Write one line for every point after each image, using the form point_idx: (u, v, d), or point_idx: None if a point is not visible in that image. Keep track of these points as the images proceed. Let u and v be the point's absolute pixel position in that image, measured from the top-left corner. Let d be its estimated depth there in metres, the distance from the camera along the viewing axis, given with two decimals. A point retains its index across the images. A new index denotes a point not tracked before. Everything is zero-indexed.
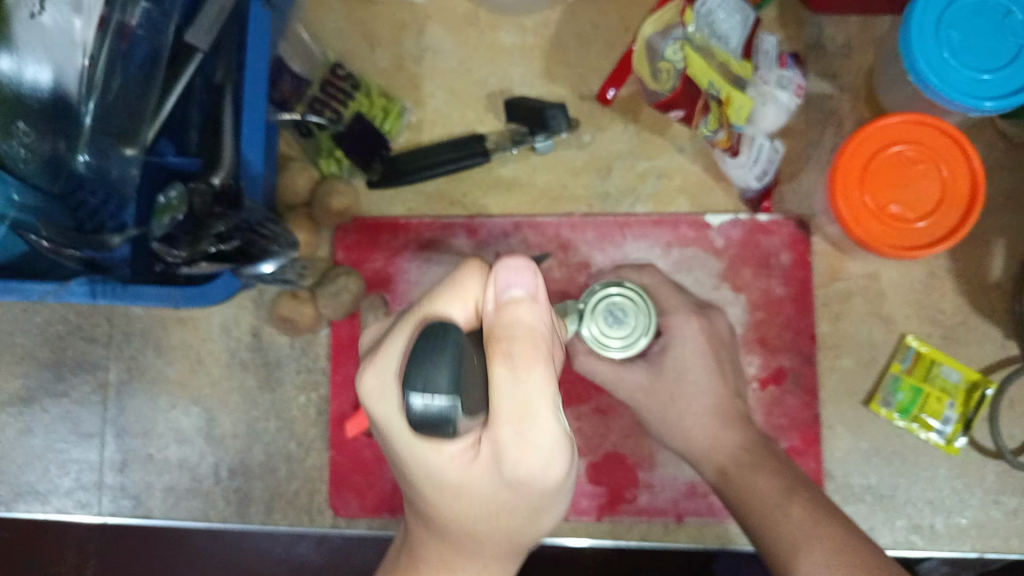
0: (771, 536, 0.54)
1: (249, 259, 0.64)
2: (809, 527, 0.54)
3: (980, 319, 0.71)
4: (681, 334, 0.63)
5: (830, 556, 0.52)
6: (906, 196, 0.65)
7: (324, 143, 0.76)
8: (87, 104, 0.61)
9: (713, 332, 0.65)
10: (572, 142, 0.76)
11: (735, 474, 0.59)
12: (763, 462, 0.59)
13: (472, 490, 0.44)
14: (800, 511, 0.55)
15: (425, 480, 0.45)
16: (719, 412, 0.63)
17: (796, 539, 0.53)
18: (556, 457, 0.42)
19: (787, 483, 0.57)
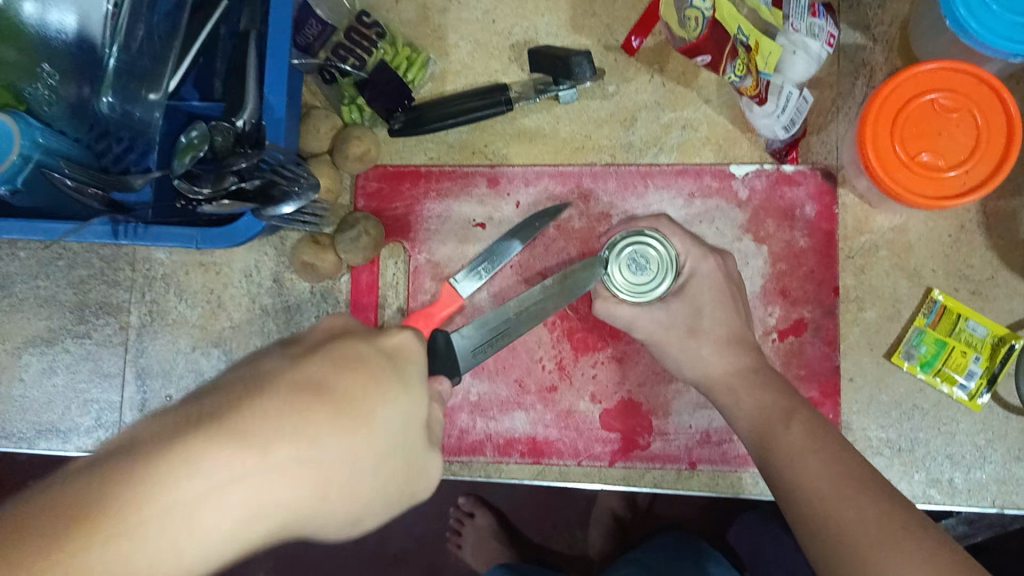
0: (770, 451, 0.53)
1: (268, 199, 0.64)
2: (804, 442, 0.52)
3: (1010, 275, 0.70)
4: (700, 271, 0.63)
5: (824, 465, 0.50)
6: (935, 144, 0.64)
7: (347, 90, 0.75)
8: (110, 48, 0.65)
9: (729, 274, 0.64)
10: (596, 92, 0.75)
11: (742, 390, 0.59)
12: (768, 381, 0.58)
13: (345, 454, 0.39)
14: (800, 428, 0.53)
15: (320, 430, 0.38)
16: (731, 340, 0.61)
17: (792, 454, 0.52)
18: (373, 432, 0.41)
19: (788, 404, 0.56)
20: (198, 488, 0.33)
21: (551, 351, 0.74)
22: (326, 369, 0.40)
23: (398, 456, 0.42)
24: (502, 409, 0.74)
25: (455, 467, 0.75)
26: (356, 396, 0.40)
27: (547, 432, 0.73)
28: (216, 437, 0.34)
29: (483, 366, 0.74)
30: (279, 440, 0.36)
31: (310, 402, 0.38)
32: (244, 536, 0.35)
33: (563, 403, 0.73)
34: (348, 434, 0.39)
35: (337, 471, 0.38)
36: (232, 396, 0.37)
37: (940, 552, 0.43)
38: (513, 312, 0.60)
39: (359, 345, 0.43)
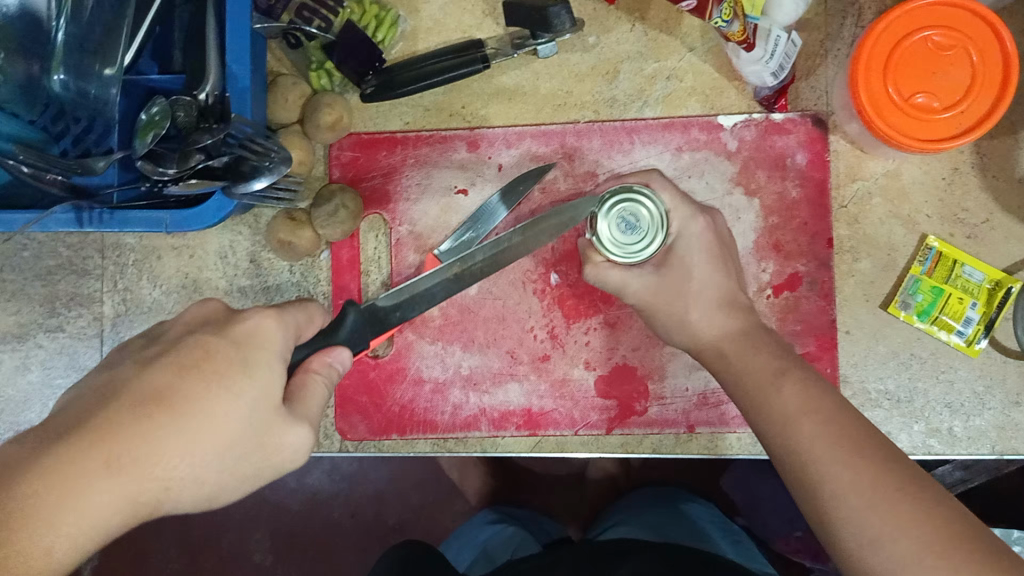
0: (761, 410, 0.51)
1: (239, 176, 0.61)
2: (797, 403, 0.50)
3: (1005, 218, 0.68)
4: (689, 231, 0.61)
5: (817, 429, 0.48)
6: (930, 86, 0.62)
7: (314, 54, 0.71)
8: (56, 21, 0.61)
9: (719, 232, 0.62)
10: (576, 44, 0.72)
11: (732, 355, 0.56)
12: (759, 342, 0.56)
13: (214, 419, 0.43)
14: (792, 388, 0.51)
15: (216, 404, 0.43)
16: (721, 303, 0.59)
17: (784, 418, 0.50)
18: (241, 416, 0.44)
19: (779, 364, 0.53)
20: (54, 497, 0.36)
21: (542, 320, 0.72)
22: (172, 374, 0.43)
23: (246, 438, 0.44)
24: (496, 381, 0.72)
25: (450, 445, 0.73)
26: (195, 399, 0.42)
27: (542, 402, 0.72)
28: (71, 453, 0.37)
29: (474, 337, 0.73)
30: (123, 431, 0.39)
31: (154, 414, 0.41)
32: (110, 532, 0.39)
33: (557, 372, 0.72)
34: (190, 435, 0.42)
35: (200, 450, 0.42)
36: (83, 409, 0.40)
37: (933, 513, 0.42)
38: (450, 277, 0.58)
39: (211, 342, 0.45)
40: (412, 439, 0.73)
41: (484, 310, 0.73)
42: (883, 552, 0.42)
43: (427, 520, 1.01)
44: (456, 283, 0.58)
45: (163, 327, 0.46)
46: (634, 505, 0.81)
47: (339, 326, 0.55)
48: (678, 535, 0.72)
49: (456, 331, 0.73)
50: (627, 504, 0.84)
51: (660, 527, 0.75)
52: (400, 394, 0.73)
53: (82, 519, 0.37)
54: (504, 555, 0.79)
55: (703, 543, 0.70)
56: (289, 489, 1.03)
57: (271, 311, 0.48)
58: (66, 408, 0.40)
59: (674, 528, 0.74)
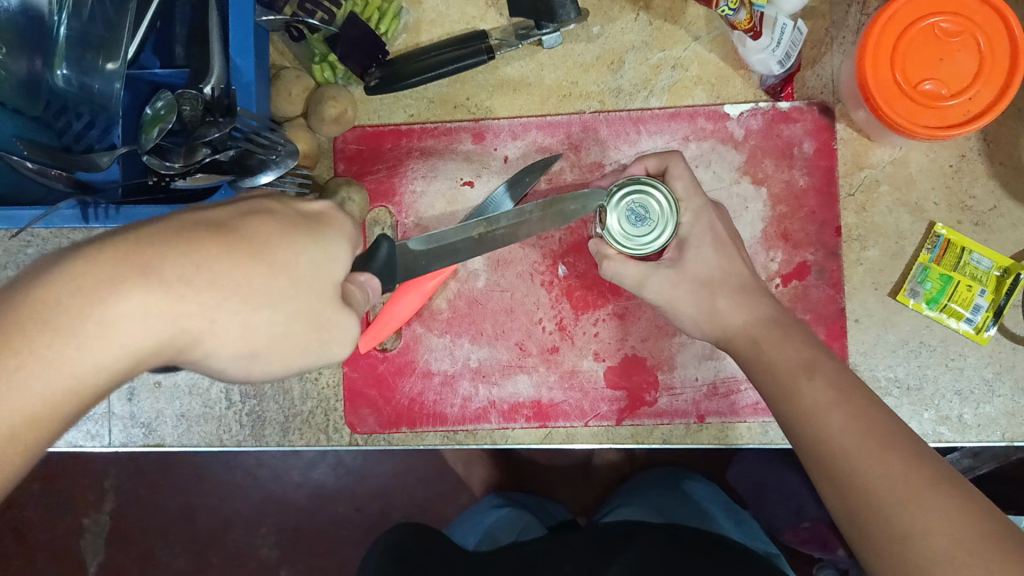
0: (788, 404, 0.52)
1: (246, 170, 0.62)
2: (828, 396, 0.50)
3: (1013, 204, 0.68)
4: (700, 224, 0.60)
5: (848, 420, 0.48)
6: (939, 72, 0.62)
7: (317, 47, 0.71)
8: (58, 16, 0.61)
9: (731, 228, 0.63)
10: (580, 34, 0.72)
11: (756, 346, 0.56)
12: (790, 333, 0.56)
13: (268, 273, 0.42)
14: (823, 379, 0.51)
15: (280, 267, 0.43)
16: (744, 287, 0.59)
17: (813, 408, 0.50)
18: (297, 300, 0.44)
19: (810, 356, 0.53)
20: (94, 310, 0.36)
21: (550, 312, 0.72)
22: (230, 220, 0.43)
23: (301, 300, 0.44)
24: (504, 373, 0.72)
25: (460, 437, 0.73)
26: (263, 245, 0.43)
27: (551, 393, 0.72)
28: (116, 268, 0.37)
29: (482, 330, 0.73)
30: (176, 259, 0.39)
31: (209, 249, 0.40)
32: (141, 344, 0.38)
33: (566, 363, 0.72)
34: (245, 283, 0.41)
35: (252, 313, 0.42)
36: (139, 232, 0.39)
37: (966, 510, 0.42)
38: (474, 236, 0.58)
39: (275, 206, 0.46)
40: (422, 432, 0.73)
41: (491, 302, 0.72)
42: (914, 543, 0.41)
43: (433, 513, 1.01)
44: (478, 245, 0.58)
45: (235, 197, 0.46)
46: (639, 489, 0.81)
47: (375, 258, 0.55)
48: (684, 518, 0.71)
49: (464, 323, 0.73)
50: (633, 487, 0.84)
51: (666, 510, 0.74)
52: (409, 387, 0.73)
53: (117, 338, 0.37)
54: (509, 536, 0.78)
55: (708, 525, 0.70)
56: (294, 483, 1.04)
57: (344, 214, 0.49)
58: (117, 231, 0.40)
59: (679, 511, 0.73)
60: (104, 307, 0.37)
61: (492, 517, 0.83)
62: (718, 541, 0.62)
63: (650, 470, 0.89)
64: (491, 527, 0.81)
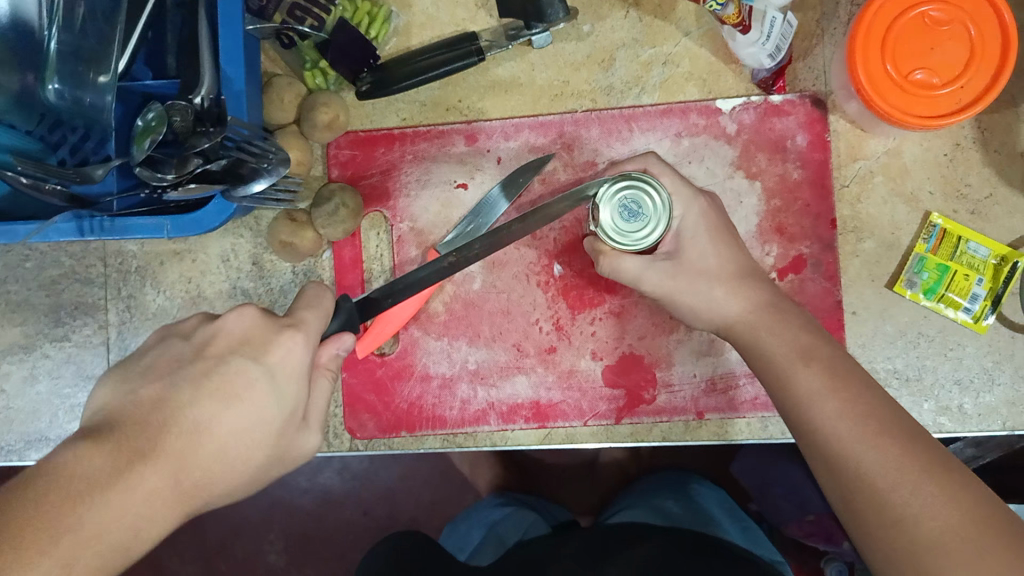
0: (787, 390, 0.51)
1: (238, 179, 0.61)
2: (822, 381, 0.50)
3: (1009, 191, 0.68)
4: (691, 212, 0.61)
5: (845, 407, 0.48)
6: (930, 61, 0.61)
7: (308, 54, 0.71)
8: (49, 30, 0.61)
9: (719, 209, 0.62)
10: (570, 33, 0.72)
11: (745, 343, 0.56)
12: (789, 320, 0.56)
13: (244, 441, 0.46)
14: (819, 365, 0.51)
15: (251, 438, 0.46)
16: (740, 274, 0.60)
17: (811, 393, 0.50)
18: (267, 439, 0.47)
19: (806, 343, 0.54)
20: (111, 512, 0.39)
21: (547, 311, 0.72)
22: (216, 403, 0.45)
23: (277, 453, 0.48)
24: (502, 374, 0.72)
25: (460, 440, 0.73)
26: (231, 426, 0.46)
27: (550, 393, 0.72)
28: (134, 475, 0.40)
29: (479, 332, 0.73)
30: (169, 463, 0.42)
31: (196, 444, 0.44)
32: (163, 530, 0.42)
33: (564, 363, 0.72)
34: (227, 451, 0.45)
35: (230, 467, 0.46)
36: (146, 430, 0.43)
37: (954, 492, 0.42)
38: (445, 264, 0.59)
39: (248, 366, 0.47)
40: (421, 436, 0.73)
41: (488, 304, 0.72)
42: (908, 531, 0.42)
43: (439, 514, 1.01)
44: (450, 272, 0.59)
45: (208, 337, 0.48)
46: (644, 492, 0.81)
47: (331, 318, 0.55)
48: (682, 520, 0.72)
49: (461, 326, 0.73)
50: (637, 489, 0.84)
51: (664, 512, 0.74)
52: (408, 391, 0.73)
53: (145, 529, 0.41)
54: (514, 535, 0.79)
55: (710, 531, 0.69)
56: (300, 486, 1.04)
57: (304, 326, 0.49)
58: (130, 427, 0.42)
59: (681, 516, 0.73)
60: (119, 483, 0.39)
61: (497, 515, 0.83)
62: (718, 548, 0.62)
63: (656, 473, 0.89)
64: (495, 527, 0.81)
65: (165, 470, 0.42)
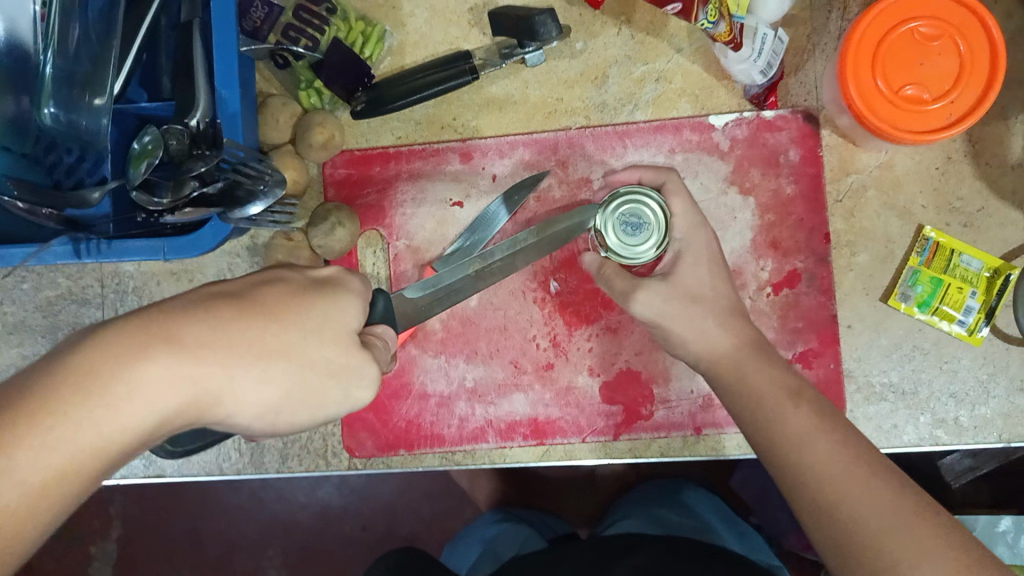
0: (775, 429, 0.51)
1: (234, 202, 0.61)
2: (813, 424, 0.50)
3: (1001, 204, 0.68)
4: (697, 236, 0.60)
5: (835, 449, 0.48)
6: (921, 77, 0.62)
7: (303, 74, 0.72)
8: (44, 55, 0.60)
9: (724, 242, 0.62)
10: (563, 50, 0.72)
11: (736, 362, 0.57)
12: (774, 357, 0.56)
13: (278, 338, 0.43)
14: (809, 407, 0.52)
15: (288, 328, 0.44)
16: (733, 311, 0.59)
17: (798, 437, 0.50)
18: (309, 342, 0.44)
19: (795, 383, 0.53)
20: (115, 368, 0.37)
21: (543, 328, 0.72)
22: (240, 287, 0.44)
23: (316, 346, 0.44)
24: (500, 392, 0.72)
25: (458, 457, 0.73)
26: (269, 306, 0.44)
27: (548, 410, 0.72)
28: (127, 325, 0.38)
29: (476, 349, 0.73)
30: (192, 331, 0.40)
31: (216, 305, 0.42)
32: (163, 404, 0.38)
33: (561, 380, 0.72)
34: (257, 337, 0.42)
35: (265, 357, 0.42)
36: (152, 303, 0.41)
37: (953, 541, 0.42)
38: (471, 272, 0.62)
39: (288, 277, 0.48)
40: (420, 454, 0.73)
41: (485, 321, 0.73)
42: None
43: (439, 528, 1.01)
44: (476, 280, 0.62)
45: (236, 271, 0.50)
46: (640, 500, 0.81)
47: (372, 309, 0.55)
48: (683, 530, 0.72)
49: (458, 343, 0.73)
50: (632, 498, 0.84)
51: (665, 522, 0.74)
52: (406, 408, 0.73)
53: (135, 389, 0.37)
54: (509, 550, 0.79)
55: (711, 539, 0.70)
56: (299, 502, 1.04)
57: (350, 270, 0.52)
58: (140, 304, 0.41)
59: (682, 524, 0.73)
60: (127, 340, 0.38)
61: (494, 532, 0.83)
62: (722, 554, 0.62)
63: (652, 482, 0.90)
64: (493, 542, 0.81)
65: (185, 325, 0.40)
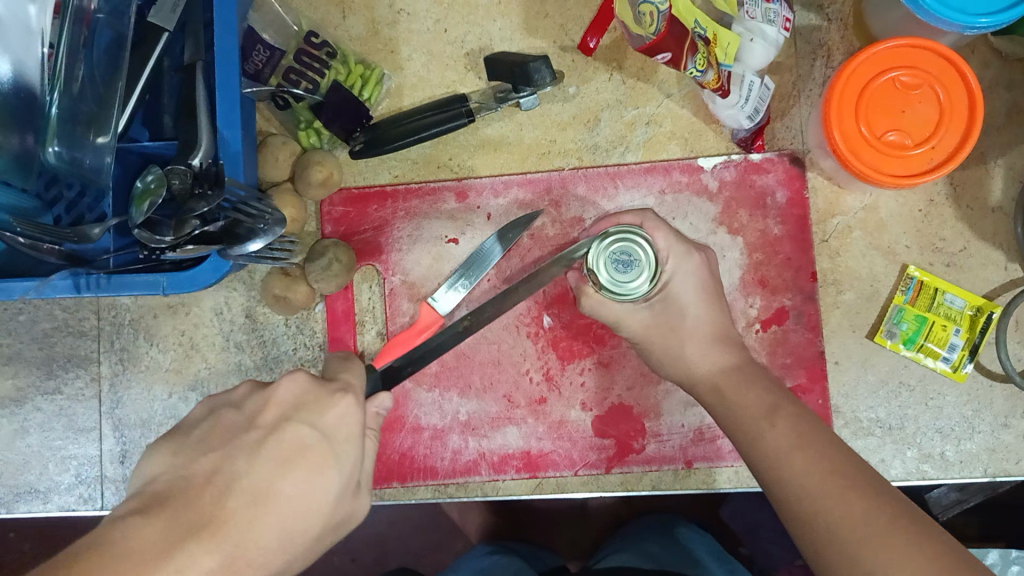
0: (761, 463, 0.52)
1: (234, 238, 0.63)
2: (789, 439, 0.51)
3: (982, 244, 0.70)
4: (683, 268, 0.63)
5: (810, 462, 0.49)
6: (901, 122, 0.64)
7: (303, 114, 0.73)
8: (51, 96, 0.61)
9: (711, 268, 0.65)
10: (557, 95, 0.74)
11: (725, 389, 0.58)
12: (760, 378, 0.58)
13: (310, 521, 0.45)
14: (784, 424, 0.53)
15: (319, 508, 0.45)
16: (714, 339, 0.62)
17: (774, 453, 0.51)
18: (331, 510, 0.46)
19: (771, 400, 0.55)
20: None
21: (537, 362, 0.73)
22: (271, 470, 0.44)
23: (337, 512, 0.47)
24: (493, 426, 0.73)
25: (451, 490, 0.73)
26: (298, 493, 0.45)
27: (540, 444, 0.72)
28: (193, 550, 0.38)
29: (470, 383, 0.74)
30: (243, 550, 0.40)
31: (259, 513, 0.42)
32: None
33: (554, 414, 0.73)
34: (293, 530, 0.44)
35: (300, 537, 0.44)
36: (202, 505, 0.41)
37: (925, 545, 0.43)
38: (460, 330, 0.62)
39: (303, 431, 0.47)
40: (413, 486, 0.74)
41: (479, 356, 0.74)
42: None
43: (430, 561, 1.01)
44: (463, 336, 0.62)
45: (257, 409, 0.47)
46: (631, 536, 0.81)
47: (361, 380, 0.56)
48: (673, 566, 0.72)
49: (453, 378, 0.74)
50: (623, 534, 0.84)
51: (654, 557, 0.75)
52: (399, 441, 0.74)
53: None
54: None
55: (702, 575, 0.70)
56: None
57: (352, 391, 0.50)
58: (183, 509, 0.40)
59: (673, 559, 0.74)
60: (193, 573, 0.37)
61: (486, 563, 0.82)
62: None
63: (643, 518, 0.90)
64: (484, 568, 0.81)
65: (241, 551, 0.40)
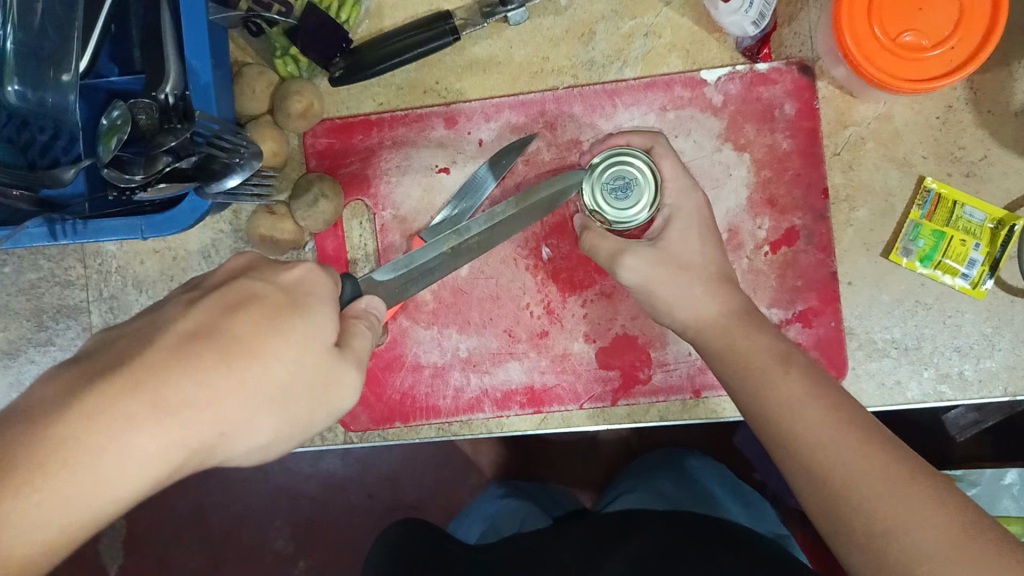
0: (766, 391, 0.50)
1: (211, 176, 0.59)
2: (802, 387, 0.49)
3: (1004, 152, 0.66)
4: (688, 204, 0.60)
5: (824, 410, 0.47)
6: (919, 23, 0.59)
7: (278, 41, 0.68)
8: (6, 31, 0.59)
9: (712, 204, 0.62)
10: (548, 7, 0.69)
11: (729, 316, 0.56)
12: None
13: (264, 377, 0.41)
14: (798, 372, 0.50)
15: (275, 368, 0.41)
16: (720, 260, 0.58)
17: (781, 402, 0.49)
18: (292, 373, 0.42)
19: (783, 346, 0.52)
20: (95, 441, 0.34)
21: (536, 295, 0.71)
22: (212, 315, 0.41)
23: (302, 377, 0.43)
24: (494, 361, 0.71)
25: (455, 428, 0.72)
26: (245, 339, 0.41)
27: (543, 378, 0.70)
28: (111, 391, 0.35)
29: (468, 319, 0.71)
30: (173, 387, 0.37)
31: (198, 351, 0.38)
32: (150, 472, 0.36)
33: (556, 347, 0.70)
34: (240, 379, 0.40)
35: (251, 397, 0.40)
36: (128, 346, 0.38)
37: (953, 505, 0.40)
38: (446, 250, 0.57)
39: (254, 285, 0.44)
40: (416, 426, 0.72)
41: (476, 291, 0.71)
42: (898, 541, 0.40)
43: (442, 496, 1.01)
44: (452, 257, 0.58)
45: (203, 275, 0.45)
46: (643, 471, 0.80)
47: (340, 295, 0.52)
48: (686, 502, 0.71)
49: (450, 314, 0.71)
50: (640, 469, 0.83)
51: (664, 492, 0.73)
52: (399, 381, 0.72)
53: (126, 454, 0.35)
54: (512, 526, 0.77)
55: (718, 512, 0.69)
56: (302, 475, 1.03)
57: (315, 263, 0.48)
58: (109, 349, 0.38)
59: (685, 496, 0.72)
60: (107, 408, 0.35)
61: (495, 508, 0.82)
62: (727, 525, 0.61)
63: (654, 450, 0.89)
64: (493, 518, 0.80)
65: (166, 386, 0.37)
